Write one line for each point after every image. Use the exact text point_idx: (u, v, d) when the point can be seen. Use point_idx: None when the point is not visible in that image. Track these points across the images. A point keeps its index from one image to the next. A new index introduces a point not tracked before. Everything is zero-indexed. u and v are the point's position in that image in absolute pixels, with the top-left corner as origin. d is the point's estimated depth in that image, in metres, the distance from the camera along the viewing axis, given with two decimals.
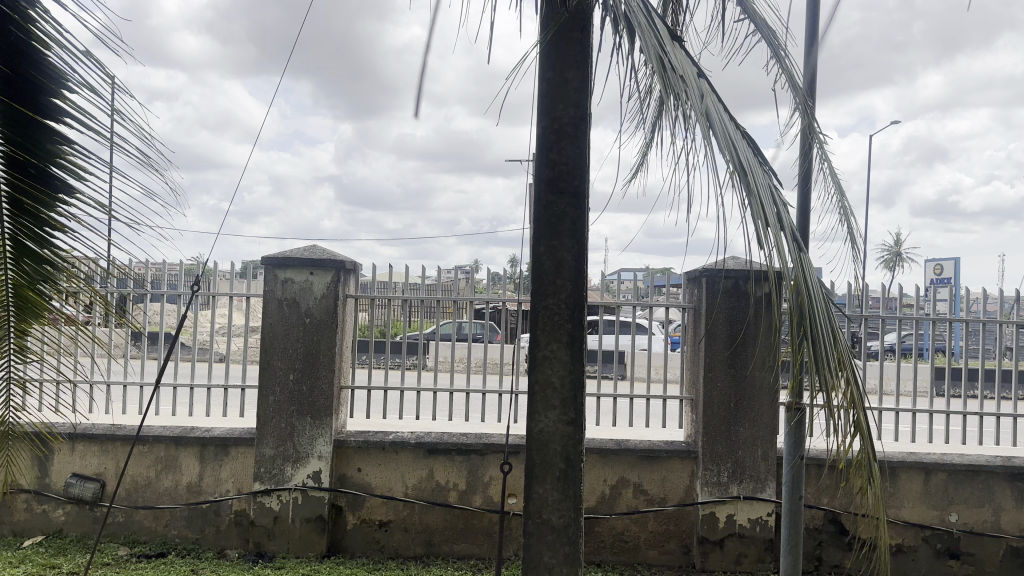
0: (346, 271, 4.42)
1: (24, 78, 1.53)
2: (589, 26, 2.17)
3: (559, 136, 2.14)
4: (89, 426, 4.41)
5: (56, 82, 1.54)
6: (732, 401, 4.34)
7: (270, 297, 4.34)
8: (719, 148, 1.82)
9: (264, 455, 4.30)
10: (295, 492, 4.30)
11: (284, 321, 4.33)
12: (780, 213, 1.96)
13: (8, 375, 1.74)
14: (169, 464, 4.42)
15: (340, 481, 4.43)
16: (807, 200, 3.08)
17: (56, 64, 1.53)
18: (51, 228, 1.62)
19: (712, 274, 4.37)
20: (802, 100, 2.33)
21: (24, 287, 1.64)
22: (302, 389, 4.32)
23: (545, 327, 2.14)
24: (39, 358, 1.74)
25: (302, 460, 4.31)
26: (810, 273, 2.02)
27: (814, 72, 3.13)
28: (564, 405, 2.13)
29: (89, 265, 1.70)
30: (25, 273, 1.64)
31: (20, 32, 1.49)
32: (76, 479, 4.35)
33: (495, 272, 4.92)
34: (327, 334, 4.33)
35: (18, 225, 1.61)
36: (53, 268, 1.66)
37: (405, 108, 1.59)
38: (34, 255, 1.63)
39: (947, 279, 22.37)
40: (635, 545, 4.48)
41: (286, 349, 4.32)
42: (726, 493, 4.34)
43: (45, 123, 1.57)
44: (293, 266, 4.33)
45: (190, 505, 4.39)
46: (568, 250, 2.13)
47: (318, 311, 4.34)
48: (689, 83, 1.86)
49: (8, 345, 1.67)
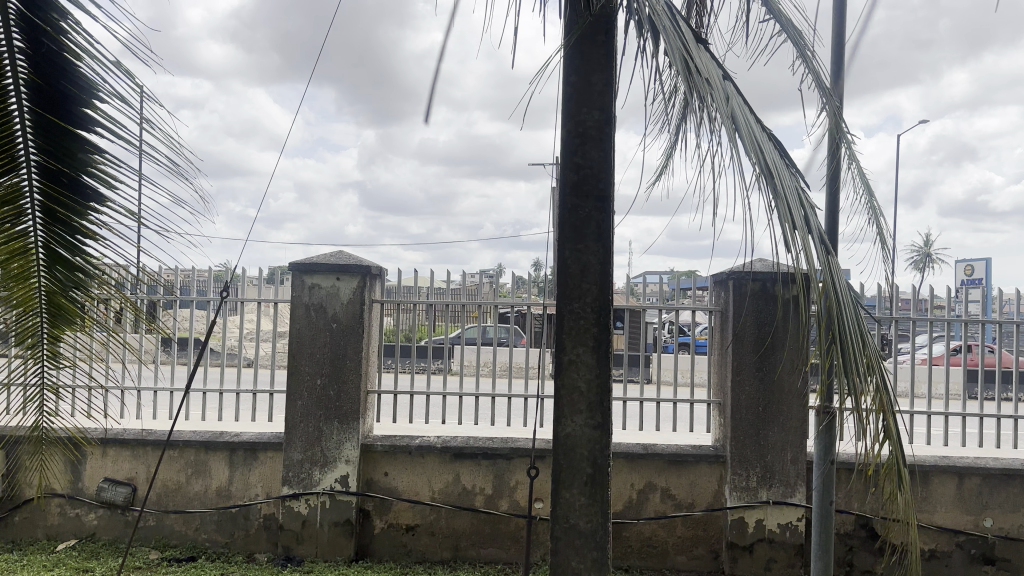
0: (372, 276, 4.45)
1: (56, 89, 1.56)
2: (613, 28, 2.16)
3: (584, 139, 2.13)
4: (120, 431, 4.47)
5: (86, 91, 1.58)
6: (760, 406, 4.29)
7: (297, 303, 4.37)
8: (745, 151, 1.80)
9: (292, 459, 4.33)
10: (323, 497, 4.33)
11: (311, 326, 4.37)
12: (808, 215, 1.94)
13: (41, 382, 1.78)
14: (199, 469, 4.47)
15: (368, 485, 4.45)
16: (836, 201, 3.04)
17: (87, 73, 1.57)
18: (85, 235, 1.66)
19: (740, 276, 4.34)
20: (829, 100, 2.30)
21: (56, 294, 1.67)
22: (329, 394, 4.34)
23: (571, 332, 2.13)
24: (72, 364, 1.79)
25: (329, 465, 4.33)
26: (838, 275, 1.99)
27: (841, 72, 3.09)
28: (591, 410, 2.12)
29: (120, 272, 1.74)
30: (57, 281, 1.66)
31: (53, 44, 1.54)
32: (108, 483, 4.41)
33: (520, 277, 4.91)
34: (353, 339, 4.35)
35: (51, 233, 1.63)
36: (85, 275, 1.69)
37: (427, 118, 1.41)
38: (66, 262, 1.66)
39: (979, 280, 22.02)
40: (663, 551, 4.45)
41: (313, 354, 4.36)
42: (756, 498, 4.29)
43: (76, 132, 1.60)
44: (319, 272, 4.36)
45: (220, 510, 4.43)
46: (593, 254, 2.12)
47: (344, 316, 4.36)
48: (715, 85, 1.84)
49: (41, 351, 1.71)
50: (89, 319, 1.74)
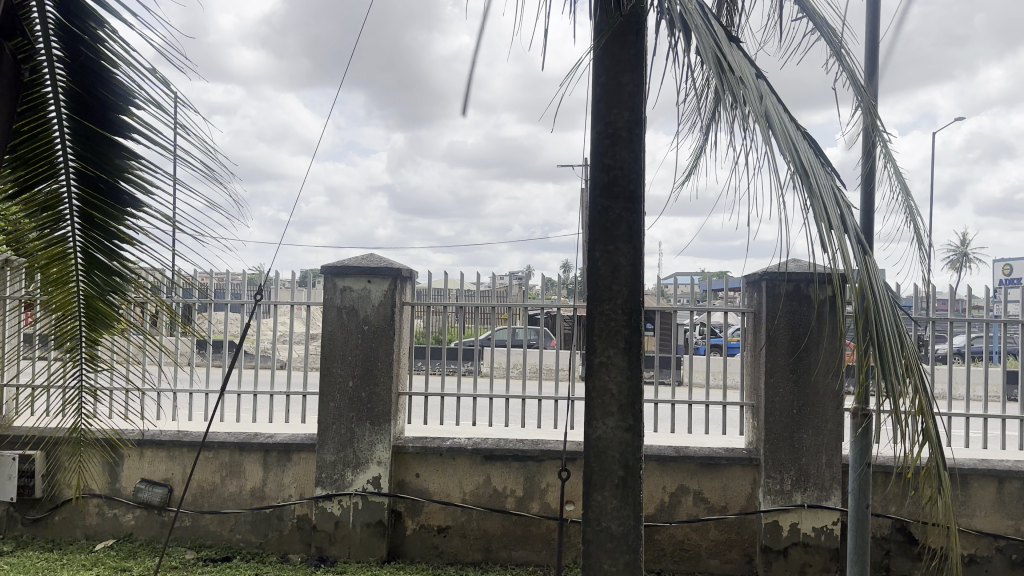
0: (402, 279, 4.47)
1: (94, 96, 1.59)
2: (643, 28, 2.15)
3: (614, 140, 2.12)
4: (157, 432, 4.54)
5: (123, 98, 1.60)
6: (794, 409, 4.24)
7: (329, 306, 4.41)
8: (780, 150, 1.78)
9: (325, 460, 4.37)
10: (355, 498, 4.36)
11: (343, 328, 4.40)
12: (844, 215, 1.91)
13: (80, 384, 1.90)
14: (233, 470, 4.53)
15: (399, 486, 4.47)
16: (871, 200, 2.99)
17: (123, 81, 1.58)
18: (120, 240, 1.71)
19: (773, 277, 4.29)
20: (864, 98, 2.27)
21: (94, 297, 1.77)
22: (361, 396, 4.38)
23: (601, 334, 2.12)
24: (108, 366, 1.89)
25: (361, 466, 4.36)
26: (875, 275, 1.96)
27: (875, 69, 3.04)
28: (622, 412, 2.11)
29: (156, 276, 1.76)
30: (95, 284, 1.75)
31: (89, 51, 1.56)
32: (145, 484, 4.48)
33: (549, 278, 4.89)
34: (385, 341, 4.38)
35: (89, 237, 1.70)
36: (121, 279, 1.75)
37: (461, 110, 1.63)
38: (103, 266, 1.73)
39: (1019, 279, 21.54)
40: (696, 554, 4.41)
41: (345, 356, 4.39)
42: (790, 501, 4.23)
43: (113, 139, 1.63)
44: (351, 275, 4.40)
45: (254, 510, 4.49)
46: (624, 255, 2.11)
47: (376, 318, 4.39)
48: (748, 84, 1.82)
49: (80, 353, 1.84)
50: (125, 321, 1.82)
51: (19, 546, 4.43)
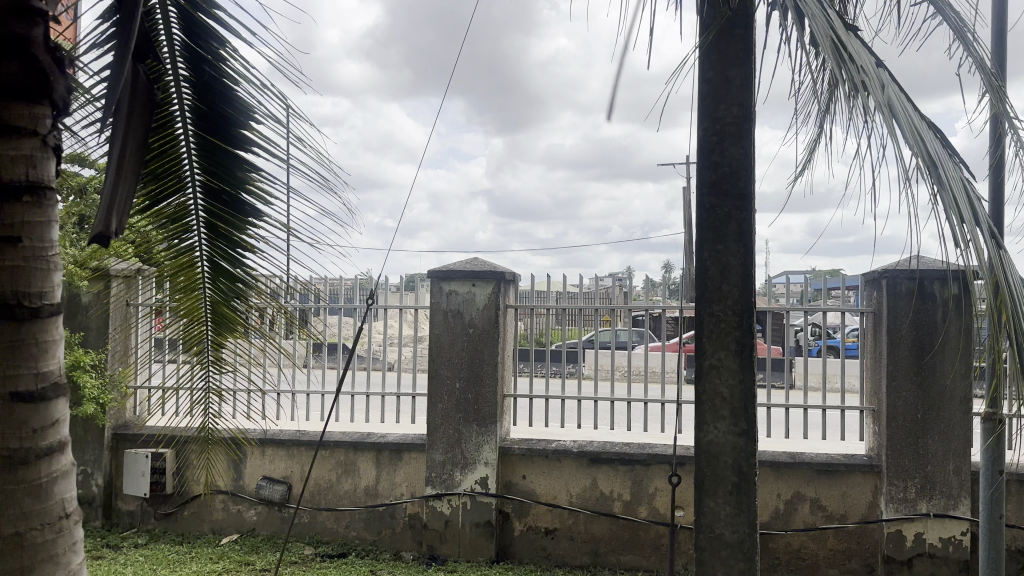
0: (506, 282, 4.51)
1: (219, 114, 1.88)
2: (752, 22, 2.09)
3: (722, 137, 2.07)
4: (277, 432, 4.77)
5: (241, 116, 1.87)
6: (918, 413, 4.01)
7: (436, 309, 4.51)
8: (904, 140, 1.69)
9: (434, 460, 4.46)
10: (464, 498, 4.43)
11: (449, 331, 4.48)
12: (975, 207, 1.80)
13: (208, 385, 2.14)
14: (348, 468, 4.68)
15: (506, 487, 4.51)
16: (1002, 192, 2.80)
17: (241, 100, 1.86)
18: (241, 248, 1.96)
19: (892, 275, 4.08)
20: (994, 83, 2.13)
21: (220, 302, 2.02)
22: (468, 397, 4.44)
23: (712, 335, 2.07)
24: (232, 367, 2.13)
25: (469, 466, 4.43)
26: (1011, 270, 1.83)
27: (1005, 51, 2.84)
28: (734, 416, 2.06)
29: (272, 283, 2.00)
30: (220, 290, 2.01)
31: (214, 72, 1.85)
32: (266, 481, 4.71)
33: (651, 280, 4.82)
34: (490, 343, 4.43)
35: (215, 244, 1.97)
36: (243, 286, 2.00)
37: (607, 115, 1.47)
38: (228, 273, 1.98)
39: None
40: (813, 564, 4.24)
41: (451, 358, 4.47)
42: (915, 510, 4.01)
43: (233, 154, 1.89)
44: (456, 279, 4.47)
45: (367, 508, 4.62)
46: (734, 255, 2.05)
47: (481, 321, 4.45)
48: (868, 72, 1.74)
49: (208, 354, 2.09)
50: (247, 326, 2.06)
51: (153, 537, 4.74)
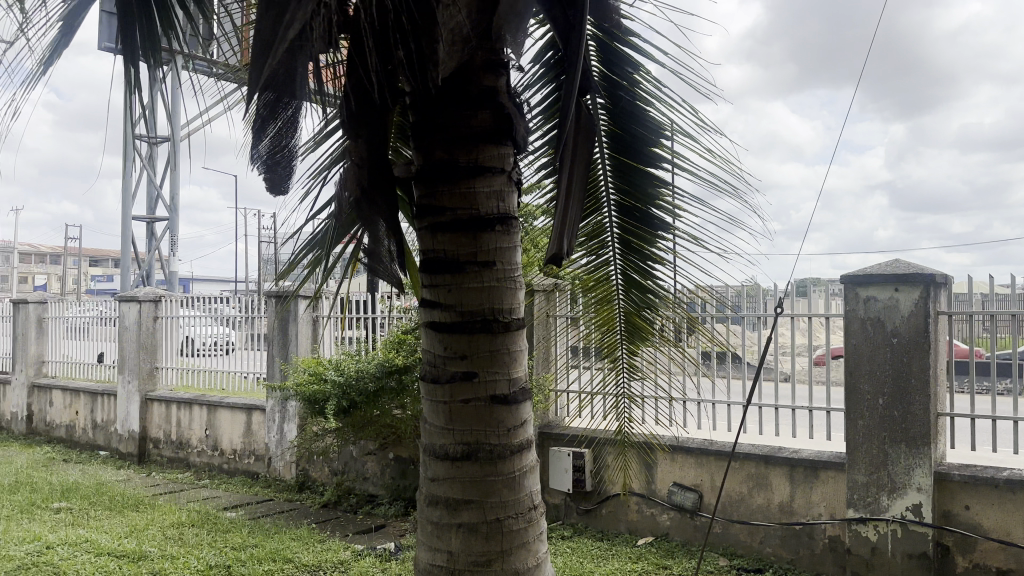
0: (939, 286, 4.03)
1: (635, 136, 2.42)
2: None
3: None
4: (688, 440, 4.87)
5: (653, 136, 2.39)
6: None
7: (852, 317, 4.20)
8: None
9: (856, 482, 4.16)
10: (893, 524, 4.05)
11: (869, 341, 4.14)
12: None
13: (623, 390, 2.59)
14: (761, 482, 4.56)
15: (947, 518, 3.99)
16: None
17: (652, 122, 2.38)
18: (651, 261, 2.44)
19: None
20: None
21: (634, 312, 2.51)
22: (894, 415, 4.06)
23: None
24: (644, 373, 2.57)
25: (899, 491, 4.04)
26: None
27: None
28: None
29: (677, 295, 2.42)
30: (635, 301, 2.49)
31: (630, 97, 2.42)
32: (677, 487, 4.82)
33: None
34: (920, 355, 3.99)
35: (631, 260, 2.47)
36: (653, 297, 2.46)
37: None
38: (640, 284, 2.47)
39: None
40: None
41: (874, 371, 4.12)
42: None
43: (645, 171, 2.40)
44: (876, 283, 4.11)
45: (782, 525, 4.44)
46: None
47: (907, 330, 4.03)
48: None
49: (624, 360, 2.56)
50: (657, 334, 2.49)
51: (576, 530, 5.13)
